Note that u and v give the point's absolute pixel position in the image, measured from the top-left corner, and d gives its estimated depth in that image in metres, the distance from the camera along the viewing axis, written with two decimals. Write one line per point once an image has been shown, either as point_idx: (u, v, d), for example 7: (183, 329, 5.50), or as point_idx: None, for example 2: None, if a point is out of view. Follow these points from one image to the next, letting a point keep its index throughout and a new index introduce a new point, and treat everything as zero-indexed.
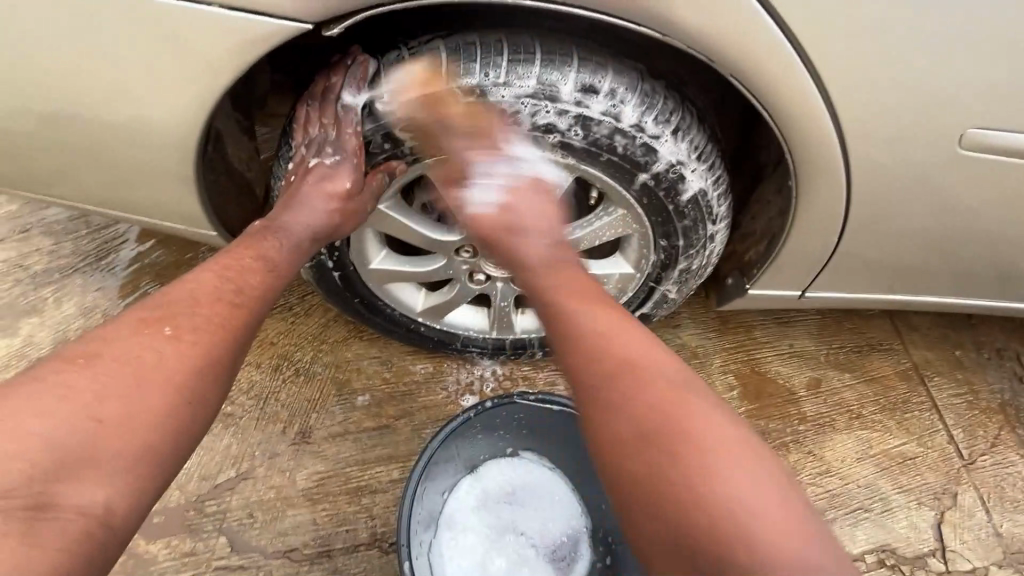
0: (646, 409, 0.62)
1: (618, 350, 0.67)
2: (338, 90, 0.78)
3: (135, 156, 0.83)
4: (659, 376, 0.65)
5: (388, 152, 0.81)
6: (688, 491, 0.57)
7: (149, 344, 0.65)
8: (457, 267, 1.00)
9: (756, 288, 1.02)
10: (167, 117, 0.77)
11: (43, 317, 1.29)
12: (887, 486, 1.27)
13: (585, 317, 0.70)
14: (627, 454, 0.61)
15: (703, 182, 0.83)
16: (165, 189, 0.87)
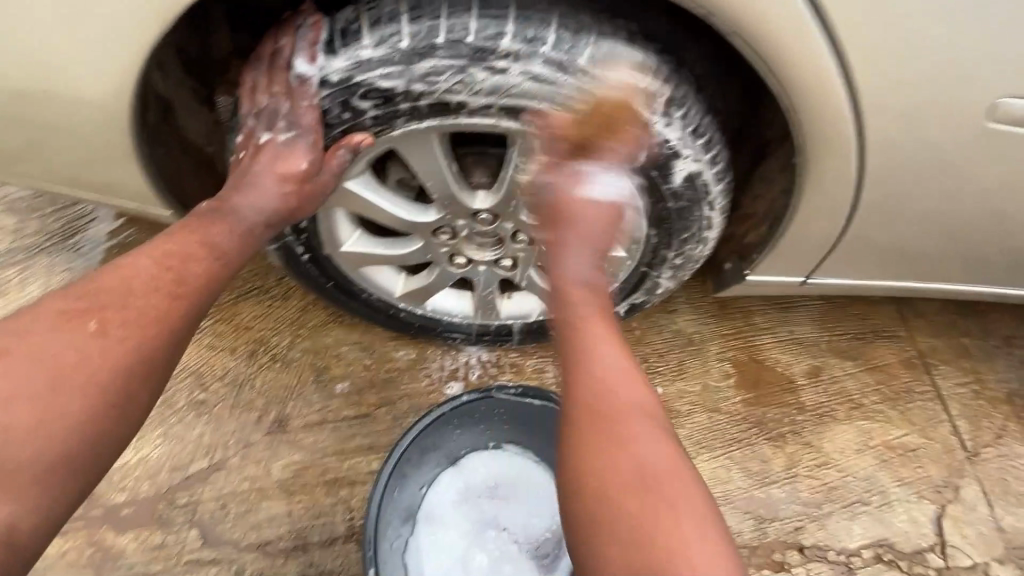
0: (620, 459, 0.60)
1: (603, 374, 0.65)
2: (289, 54, 0.70)
3: (75, 127, 0.75)
4: (627, 408, 0.64)
5: (347, 123, 0.73)
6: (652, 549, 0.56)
7: (70, 340, 0.62)
8: (436, 250, 0.93)
9: (756, 274, 0.95)
10: (106, 83, 0.70)
11: (8, 299, 1.23)
12: (886, 479, 1.22)
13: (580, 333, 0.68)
14: (597, 500, 0.60)
15: (700, 159, 0.75)
16: (113, 164, 0.80)
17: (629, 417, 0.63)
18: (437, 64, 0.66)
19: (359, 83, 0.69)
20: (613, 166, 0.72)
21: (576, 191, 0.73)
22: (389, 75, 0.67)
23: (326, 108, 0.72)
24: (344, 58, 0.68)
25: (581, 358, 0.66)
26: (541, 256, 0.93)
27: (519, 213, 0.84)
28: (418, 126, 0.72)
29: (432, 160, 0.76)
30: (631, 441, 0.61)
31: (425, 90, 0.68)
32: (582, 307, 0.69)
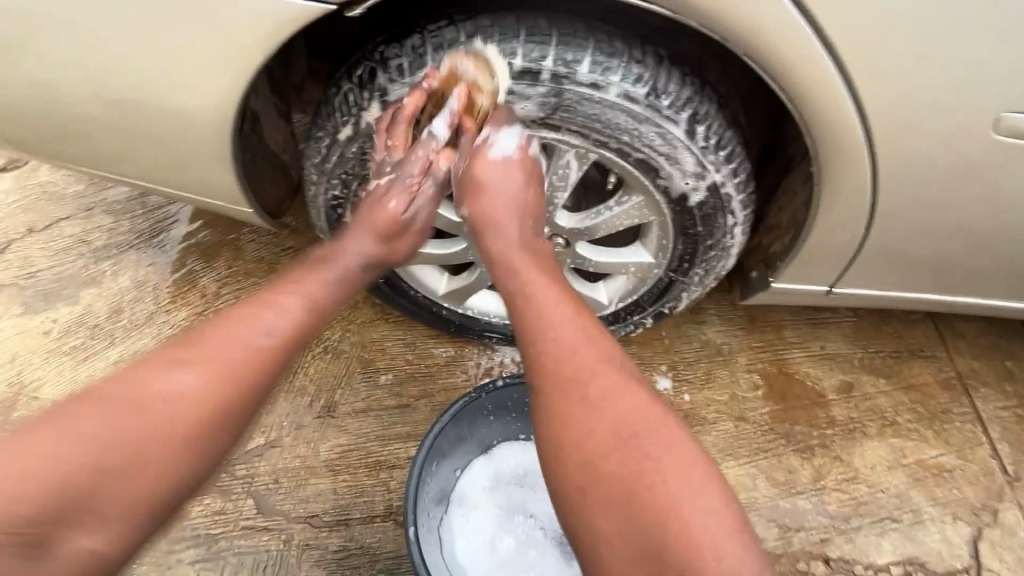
0: (601, 424, 0.68)
1: (579, 359, 0.72)
2: (362, 79, 0.81)
3: (180, 136, 0.89)
4: (588, 369, 0.71)
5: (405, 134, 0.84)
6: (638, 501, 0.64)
7: (221, 364, 0.69)
8: (478, 251, 1.02)
9: (780, 283, 0.99)
10: (210, 98, 0.83)
11: (100, 289, 1.39)
12: (920, 497, 1.21)
13: (550, 323, 0.75)
14: (592, 475, 0.67)
15: (723, 170, 0.81)
16: (206, 168, 0.93)
17: (594, 381, 0.71)
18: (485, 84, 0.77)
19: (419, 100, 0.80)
20: (500, 125, 0.83)
21: (482, 157, 0.86)
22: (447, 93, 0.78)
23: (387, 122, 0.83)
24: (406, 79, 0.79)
25: (546, 331, 0.74)
26: (573, 259, 1.00)
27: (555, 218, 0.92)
28: None
29: (479, 167, 0.86)
30: (606, 404, 0.69)
31: (475, 105, 0.79)
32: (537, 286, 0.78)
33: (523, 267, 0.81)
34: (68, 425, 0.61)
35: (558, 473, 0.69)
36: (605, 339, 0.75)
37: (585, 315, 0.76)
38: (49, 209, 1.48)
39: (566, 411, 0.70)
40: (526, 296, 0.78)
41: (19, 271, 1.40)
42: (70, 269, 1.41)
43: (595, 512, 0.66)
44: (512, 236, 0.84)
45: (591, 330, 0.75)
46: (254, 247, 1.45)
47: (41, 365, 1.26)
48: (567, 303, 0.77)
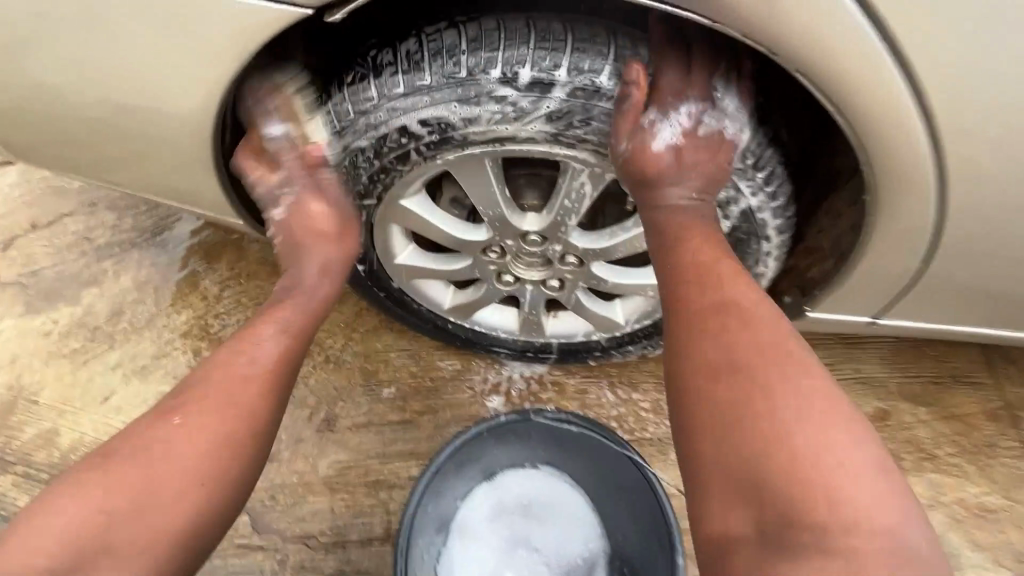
0: (751, 366, 0.59)
1: (741, 347, 0.60)
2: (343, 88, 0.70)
3: (164, 143, 0.82)
4: (742, 308, 0.63)
5: (398, 148, 0.70)
6: (781, 457, 0.53)
7: (212, 402, 0.72)
8: (484, 267, 0.94)
9: (817, 310, 0.90)
10: (192, 104, 0.75)
11: (103, 289, 1.36)
12: (958, 540, 1.12)
13: (701, 307, 0.65)
14: (729, 407, 0.58)
15: (761, 193, 0.71)
16: (193, 175, 0.87)
17: (755, 333, 0.61)
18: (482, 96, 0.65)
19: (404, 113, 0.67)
20: (667, 108, 0.69)
21: (648, 146, 0.69)
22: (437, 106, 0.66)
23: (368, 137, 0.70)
24: (402, 84, 0.66)
25: (687, 264, 0.67)
26: (588, 279, 0.93)
27: (568, 237, 0.84)
28: (470, 152, 0.70)
29: (485, 184, 0.76)
30: (759, 347, 0.60)
31: (479, 118, 0.66)
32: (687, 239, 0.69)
33: (682, 245, 0.69)
34: (62, 505, 0.63)
35: (695, 410, 0.60)
36: (779, 326, 0.62)
37: (748, 297, 0.64)
38: (53, 204, 1.44)
39: (721, 400, 0.59)
40: (678, 240, 0.69)
41: (22, 268, 1.37)
42: (72, 268, 1.38)
43: (723, 455, 0.57)
44: (676, 195, 0.71)
45: (755, 316, 0.63)
46: (258, 248, 1.40)
47: (41, 368, 1.24)
48: (724, 283, 0.66)
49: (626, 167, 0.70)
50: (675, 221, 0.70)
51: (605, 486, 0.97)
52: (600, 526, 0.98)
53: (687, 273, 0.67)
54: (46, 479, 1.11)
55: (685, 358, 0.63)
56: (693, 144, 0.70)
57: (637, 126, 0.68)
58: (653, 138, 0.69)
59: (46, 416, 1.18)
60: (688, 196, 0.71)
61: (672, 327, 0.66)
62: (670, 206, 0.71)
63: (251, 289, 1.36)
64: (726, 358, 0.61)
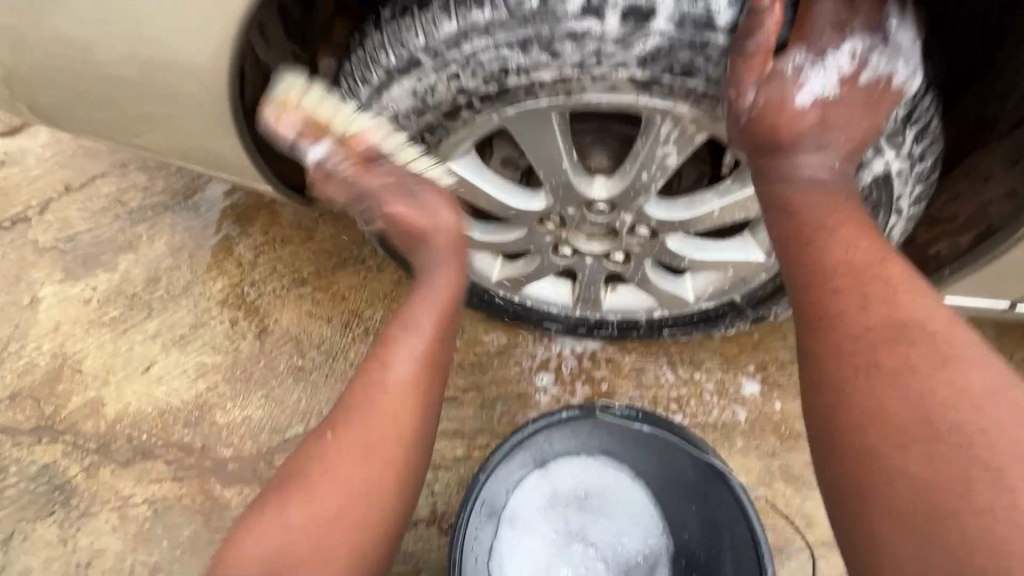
0: (938, 407, 0.42)
1: (937, 397, 0.42)
2: (386, 24, 0.57)
3: (180, 95, 0.72)
4: (916, 325, 0.45)
5: (447, 102, 0.57)
6: (1000, 534, 0.37)
7: (360, 427, 0.62)
8: (540, 239, 0.83)
9: (953, 294, 0.75)
10: (213, 44, 0.65)
11: (137, 254, 1.32)
12: None
13: (865, 333, 0.46)
14: (910, 465, 0.41)
15: (911, 153, 0.56)
16: (214, 133, 0.77)
17: (939, 353, 0.43)
18: (555, 32, 0.51)
19: (456, 57, 0.54)
20: (822, 52, 0.52)
21: (785, 98, 0.53)
22: (498, 49, 0.53)
23: (411, 87, 0.57)
24: (455, 18, 0.52)
25: (834, 261, 0.49)
26: (658, 252, 0.81)
27: (643, 205, 0.71)
28: (537, 105, 0.57)
29: (549, 143, 0.62)
30: (945, 377, 0.42)
31: (552, 62, 0.53)
32: (825, 219, 0.51)
33: (830, 243, 0.50)
34: (263, 527, 0.58)
35: (845, 462, 0.44)
36: (995, 367, 0.43)
37: (938, 321, 0.45)
38: (85, 165, 1.39)
39: (914, 475, 0.40)
40: (815, 229, 0.51)
41: (57, 232, 1.33)
42: (107, 232, 1.33)
43: (905, 531, 0.39)
44: (814, 160, 0.53)
45: (954, 350, 0.44)
46: (292, 211, 1.33)
47: (83, 336, 1.22)
48: (897, 299, 0.47)
49: (748, 126, 0.54)
50: (812, 202, 0.52)
51: (667, 481, 0.90)
52: (663, 522, 0.91)
53: (839, 283, 0.48)
54: (93, 448, 1.10)
55: (842, 405, 0.45)
56: (845, 99, 0.53)
57: (773, 70, 0.52)
58: (795, 90, 0.53)
59: (90, 385, 1.16)
60: (830, 165, 0.54)
61: (818, 356, 0.48)
62: (802, 177, 0.53)
63: (286, 255, 1.29)
64: (896, 392, 0.43)
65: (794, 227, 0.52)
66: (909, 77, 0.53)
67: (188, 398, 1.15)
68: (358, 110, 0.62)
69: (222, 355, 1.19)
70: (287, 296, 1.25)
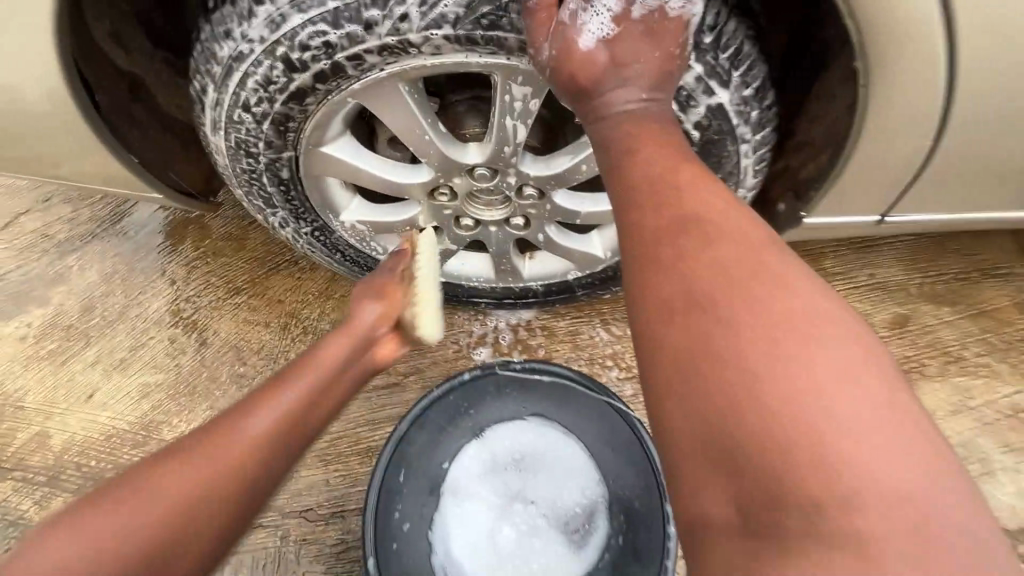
0: (712, 284, 0.44)
1: (727, 303, 0.43)
2: (215, 21, 0.58)
3: (23, 119, 0.70)
4: (700, 218, 0.48)
5: (286, 87, 0.59)
6: (754, 402, 0.38)
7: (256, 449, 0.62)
8: (439, 214, 0.85)
9: (814, 217, 0.78)
10: (41, 59, 0.62)
11: (70, 285, 1.31)
12: (990, 445, 1.03)
13: (656, 231, 0.48)
14: (687, 346, 0.43)
15: (730, 78, 0.60)
16: (86, 150, 0.75)
17: (717, 236, 0.46)
18: (361, 4, 0.53)
19: (277, 43, 0.56)
20: None
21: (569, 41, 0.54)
22: (314, 30, 0.54)
23: (247, 78, 0.59)
24: (267, 4, 0.54)
25: (639, 175, 0.51)
26: (552, 212, 0.83)
27: (519, 165, 0.73)
28: (376, 76, 0.59)
29: (407, 115, 0.64)
30: (720, 256, 0.45)
31: (368, 31, 0.54)
32: (639, 149, 0.52)
33: (635, 162, 0.52)
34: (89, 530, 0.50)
35: (643, 356, 0.46)
36: (820, 304, 0.42)
37: (722, 212, 0.48)
38: (8, 206, 1.39)
39: (712, 409, 0.40)
40: (622, 152, 0.53)
41: None
42: (36, 268, 1.33)
43: (678, 417, 0.42)
44: (622, 96, 0.55)
45: (771, 285, 0.43)
46: (221, 224, 1.33)
47: (23, 373, 1.22)
48: (688, 196, 0.49)
49: (557, 75, 0.55)
50: (618, 134, 0.54)
51: (597, 429, 0.94)
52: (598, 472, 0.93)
53: (640, 192, 0.51)
54: (43, 481, 1.11)
55: (642, 297, 0.47)
56: (632, 35, 0.55)
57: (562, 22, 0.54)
58: (571, 30, 0.54)
59: (33, 421, 1.16)
60: (638, 98, 0.55)
61: (628, 261, 0.50)
62: (616, 112, 0.55)
63: (219, 267, 1.30)
64: (678, 276, 0.45)
65: (610, 156, 0.54)
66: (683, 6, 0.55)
67: (133, 419, 1.15)
68: (213, 109, 0.64)
69: (164, 373, 1.20)
70: (223, 308, 1.25)
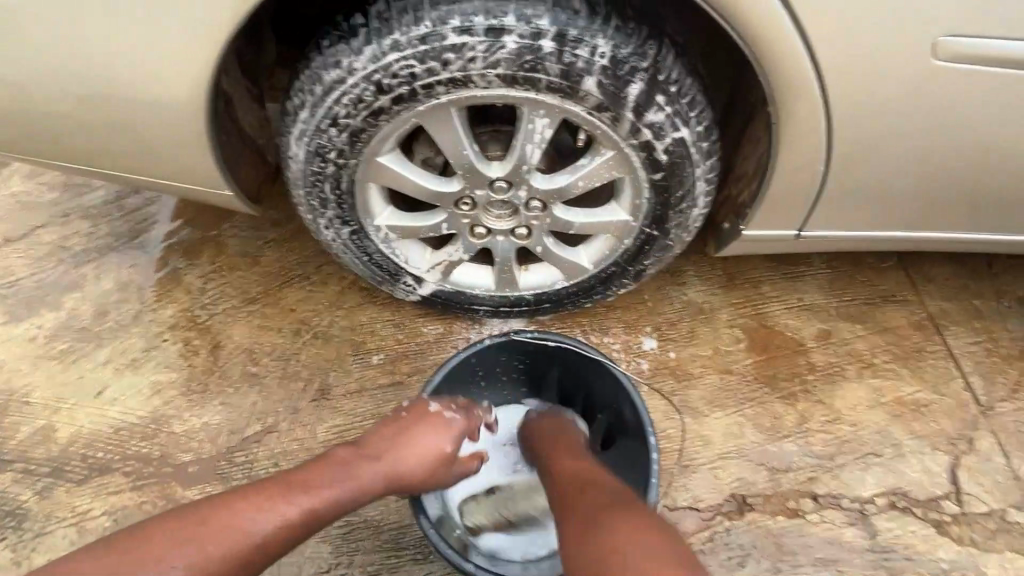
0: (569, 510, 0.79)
1: (578, 518, 0.76)
2: (325, 55, 0.81)
3: (143, 121, 0.89)
4: (564, 465, 0.88)
5: (372, 105, 0.82)
6: (587, 530, 0.71)
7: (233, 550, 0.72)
8: (458, 221, 1.04)
9: (750, 229, 1.02)
10: (186, 70, 0.83)
11: (84, 291, 1.38)
12: (899, 433, 1.26)
13: (553, 477, 0.88)
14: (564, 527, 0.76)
15: (688, 118, 0.85)
16: (187, 147, 0.92)
17: (568, 473, 0.86)
18: (439, 50, 0.77)
19: (374, 74, 0.79)
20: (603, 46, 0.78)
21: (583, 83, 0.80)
22: (402, 66, 0.78)
23: (345, 97, 0.81)
24: (371, 46, 0.78)
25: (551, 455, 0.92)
26: (552, 222, 1.03)
27: (531, 179, 0.94)
28: (438, 101, 0.82)
29: (454, 132, 0.86)
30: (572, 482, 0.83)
31: (443, 68, 0.78)
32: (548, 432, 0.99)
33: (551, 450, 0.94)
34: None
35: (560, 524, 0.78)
36: (623, 519, 0.72)
37: (585, 467, 0.87)
38: (26, 218, 1.46)
39: (586, 551, 0.69)
40: (539, 444, 0.96)
41: None
42: (50, 275, 1.40)
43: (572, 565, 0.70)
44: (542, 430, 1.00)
45: (595, 489, 0.81)
46: (236, 241, 1.44)
47: (32, 371, 1.27)
48: (568, 463, 0.89)
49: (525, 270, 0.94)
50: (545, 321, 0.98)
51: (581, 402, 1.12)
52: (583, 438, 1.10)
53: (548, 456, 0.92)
54: (47, 472, 1.16)
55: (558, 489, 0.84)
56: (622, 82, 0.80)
57: (576, 70, 0.78)
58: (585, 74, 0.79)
59: (39, 415, 1.22)
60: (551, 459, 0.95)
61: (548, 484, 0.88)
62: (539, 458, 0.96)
63: (232, 280, 1.39)
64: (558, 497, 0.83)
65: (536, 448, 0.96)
66: (663, 61, 0.82)
67: (144, 413, 1.22)
68: (307, 119, 0.85)
69: (176, 372, 1.27)
70: (236, 314, 1.35)
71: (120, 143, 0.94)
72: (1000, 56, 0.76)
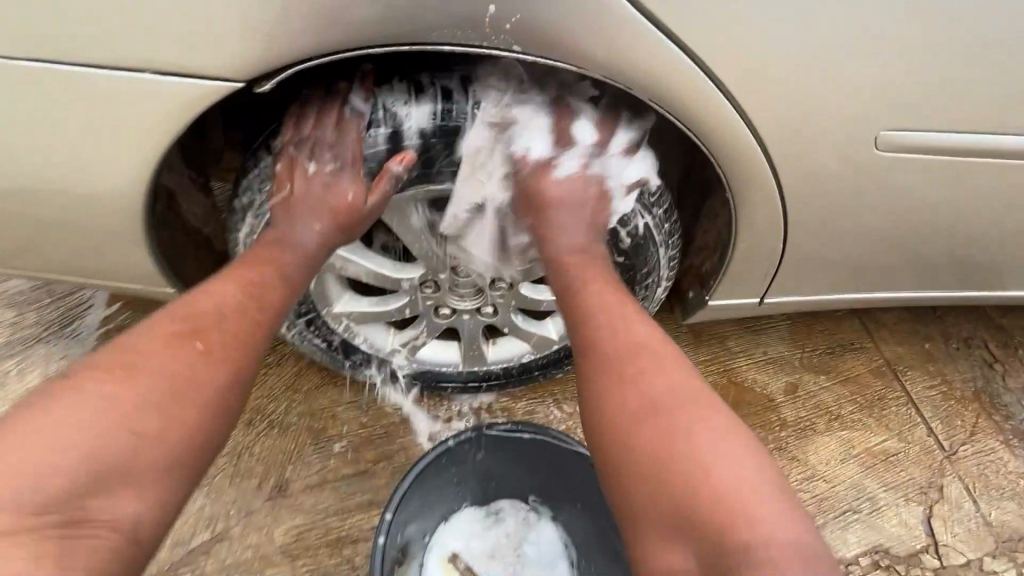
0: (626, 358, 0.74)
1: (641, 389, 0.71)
2: None
3: (74, 221, 0.83)
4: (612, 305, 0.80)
5: None
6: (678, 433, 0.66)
7: (179, 360, 0.70)
8: (421, 302, 1.01)
9: (716, 298, 1.04)
10: (121, 176, 0.78)
11: (6, 391, 1.25)
12: (873, 485, 1.26)
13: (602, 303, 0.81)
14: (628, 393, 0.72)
15: (648, 203, 0.88)
16: (124, 246, 0.87)
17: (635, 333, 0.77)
18: None
19: None
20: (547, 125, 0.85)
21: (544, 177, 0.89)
22: None
23: None
24: None
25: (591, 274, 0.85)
26: (518, 299, 1.02)
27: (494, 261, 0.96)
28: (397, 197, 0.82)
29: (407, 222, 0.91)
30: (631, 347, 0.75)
31: None
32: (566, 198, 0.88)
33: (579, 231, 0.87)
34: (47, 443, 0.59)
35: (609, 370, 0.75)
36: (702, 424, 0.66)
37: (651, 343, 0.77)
38: None
39: (635, 426, 0.68)
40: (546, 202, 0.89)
41: None
42: None
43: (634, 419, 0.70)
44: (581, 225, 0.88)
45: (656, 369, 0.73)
46: None
47: None
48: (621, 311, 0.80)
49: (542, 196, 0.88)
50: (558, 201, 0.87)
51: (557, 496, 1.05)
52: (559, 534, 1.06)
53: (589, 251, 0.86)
54: None
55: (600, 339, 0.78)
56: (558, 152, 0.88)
57: None
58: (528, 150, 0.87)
59: None
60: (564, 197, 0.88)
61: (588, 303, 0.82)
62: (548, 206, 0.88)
63: None
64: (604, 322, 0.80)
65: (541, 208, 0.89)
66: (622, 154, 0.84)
67: None
68: None
69: None
70: None
71: (49, 241, 0.87)
72: (930, 141, 0.80)
